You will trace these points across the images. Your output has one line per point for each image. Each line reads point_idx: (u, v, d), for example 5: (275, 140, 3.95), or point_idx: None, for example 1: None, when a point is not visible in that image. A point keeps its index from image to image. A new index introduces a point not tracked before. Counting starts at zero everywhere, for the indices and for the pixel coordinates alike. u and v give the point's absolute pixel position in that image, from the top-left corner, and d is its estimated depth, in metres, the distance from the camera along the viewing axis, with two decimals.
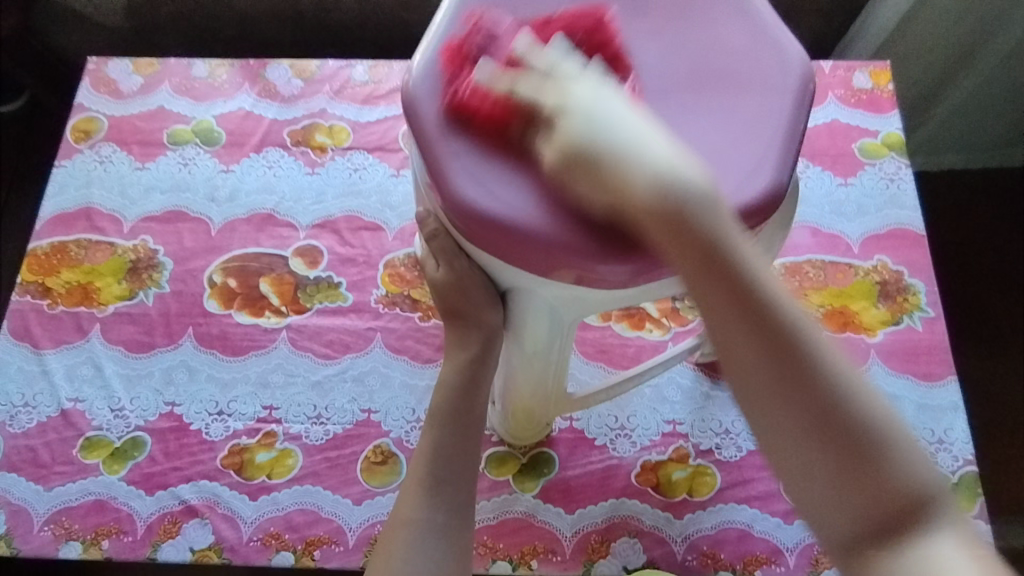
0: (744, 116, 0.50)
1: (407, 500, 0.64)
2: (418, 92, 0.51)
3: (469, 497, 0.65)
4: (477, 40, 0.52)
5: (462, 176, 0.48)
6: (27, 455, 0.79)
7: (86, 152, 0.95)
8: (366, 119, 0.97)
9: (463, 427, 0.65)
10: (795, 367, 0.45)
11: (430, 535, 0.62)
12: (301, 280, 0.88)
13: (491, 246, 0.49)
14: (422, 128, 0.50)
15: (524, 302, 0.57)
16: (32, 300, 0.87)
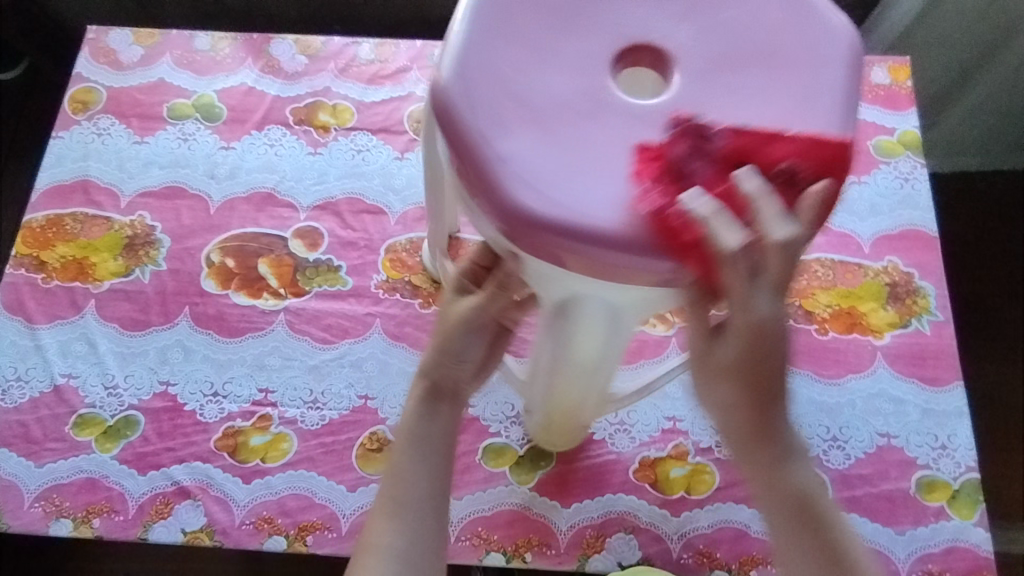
0: (789, 98, 0.50)
1: (373, 524, 0.56)
2: (449, 89, 0.48)
3: (444, 522, 0.57)
4: (504, 37, 0.50)
5: (511, 179, 0.47)
6: (18, 431, 0.78)
7: (84, 123, 0.93)
8: (371, 99, 0.95)
9: (442, 447, 0.60)
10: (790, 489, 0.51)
11: (395, 565, 0.54)
12: (300, 262, 0.86)
13: (546, 250, 0.47)
14: (459, 129, 0.48)
15: (581, 312, 0.54)
16: (26, 274, 0.85)
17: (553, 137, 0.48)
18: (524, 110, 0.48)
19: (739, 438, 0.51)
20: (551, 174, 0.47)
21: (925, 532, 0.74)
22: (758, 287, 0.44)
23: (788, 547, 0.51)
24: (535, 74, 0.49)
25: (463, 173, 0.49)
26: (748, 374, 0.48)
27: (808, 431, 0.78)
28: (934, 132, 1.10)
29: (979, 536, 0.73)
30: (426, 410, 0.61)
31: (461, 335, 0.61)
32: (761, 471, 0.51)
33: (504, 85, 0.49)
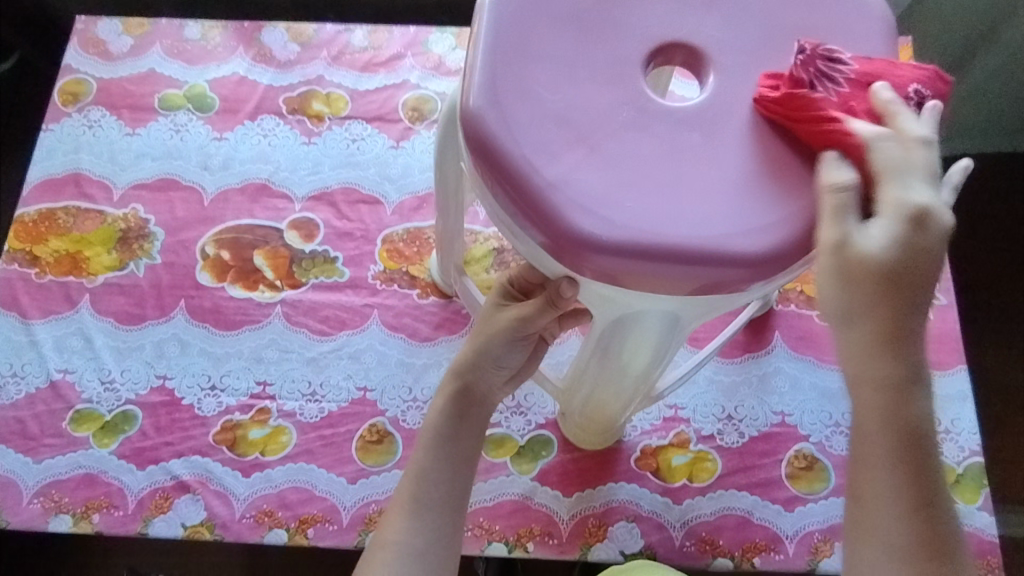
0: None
1: (389, 520, 0.57)
2: (485, 120, 0.47)
3: (461, 523, 0.58)
4: (527, 51, 0.48)
5: (566, 206, 0.45)
6: (15, 427, 0.78)
7: (74, 115, 0.92)
8: (365, 88, 0.93)
9: (467, 451, 0.60)
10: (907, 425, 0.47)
11: (410, 565, 0.55)
12: (296, 253, 0.86)
13: (615, 273, 0.46)
14: (503, 161, 0.46)
15: (637, 323, 0.54)
16: (20, 269, 0.84)
17: (599, 154, 0.46)
18: (565, 131, 0.47)
19: (863, 342, 0.46)
20: (606, 194, 0.45)
21: None
22: (909, 176, 0.44)
23: (882, 478, 0.48)
24: (567, 90, 0.48)
25: (513, 206, 0.47)
26: (894, 278, 0.44)
27: (811, 417, 0.77)
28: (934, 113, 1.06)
29: (983, 520, 0.73)
30: (455, 414, 0.60)
31: (500, 347, 0.59)
32: (880, 399, 0.47)
33: (538, 106, 0.47)
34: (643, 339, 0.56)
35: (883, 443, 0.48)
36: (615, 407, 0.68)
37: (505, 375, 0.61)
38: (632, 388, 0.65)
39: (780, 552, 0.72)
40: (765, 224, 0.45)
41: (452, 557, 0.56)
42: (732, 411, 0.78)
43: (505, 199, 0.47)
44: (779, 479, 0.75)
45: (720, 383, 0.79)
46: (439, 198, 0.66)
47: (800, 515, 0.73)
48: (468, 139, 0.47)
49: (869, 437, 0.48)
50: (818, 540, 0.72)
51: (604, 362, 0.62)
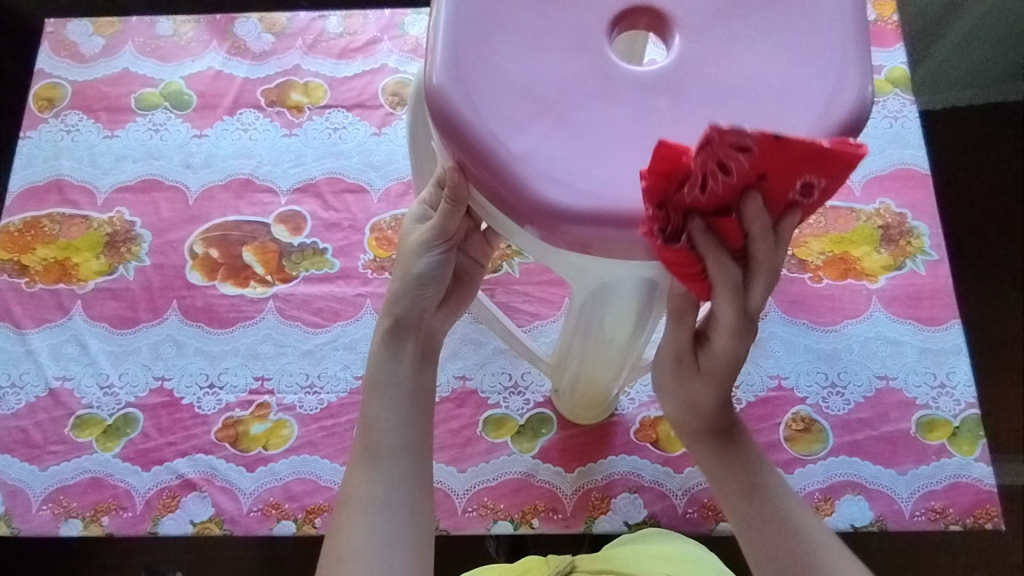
0: (801, 35, 0.48)
1: (349, 478, 0.56)
2: (448, 97, 0.46)
3: (425, 463, 0.57)
4: (488, 26, 0.48)
5: (533, 178, 0.45)
6: (18, 436, 0.78)
7: (51, 121, 0.91)
8: (343, 75, 0.92)
9: (413, 388, 0.58)
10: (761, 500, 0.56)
11: (377, 514, 0.53)
12: (285, 247, 0.85)
13: (587, 241, 0.45)
14: (469, 135, 0.46)
15: (615, 294, 0.53)
16: (9, 279, 0.84)
17: (566, 124, 0.46)
18: (531, 103, 0.46)
19: (702, 454, 0.58)
20: (575, 164, 0.45)
21: (928, 470, 0.74)
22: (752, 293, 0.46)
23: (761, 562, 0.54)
24: (530, 62, 0.47)
25: (482, 182, 0.46)
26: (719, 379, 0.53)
27: (807, 379, 0.78)
28: (922, 69, 1.02)
29: (981, 470, 0.74)
30: (392, 355, 0.59)
31: (421, 261, 0.58)
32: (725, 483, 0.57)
33: (502, 80, 0.47)
34: (626, 310, 0.55)
35: (766, 563, 0.54)
36: (606, 379, 0.68)
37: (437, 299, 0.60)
38: (621, 359, 0.64)
39: None
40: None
41: (423, 497, 0.55)
42: None
43: (473, 173, 0.46)
44: (779, 442, 0.75)
45: None
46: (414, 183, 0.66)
47: (800, 477, 0.74)
48: (433, 118, 0.47)
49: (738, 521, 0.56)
50: (819, 499, 0.73)
51: (588, 333, 0.61)
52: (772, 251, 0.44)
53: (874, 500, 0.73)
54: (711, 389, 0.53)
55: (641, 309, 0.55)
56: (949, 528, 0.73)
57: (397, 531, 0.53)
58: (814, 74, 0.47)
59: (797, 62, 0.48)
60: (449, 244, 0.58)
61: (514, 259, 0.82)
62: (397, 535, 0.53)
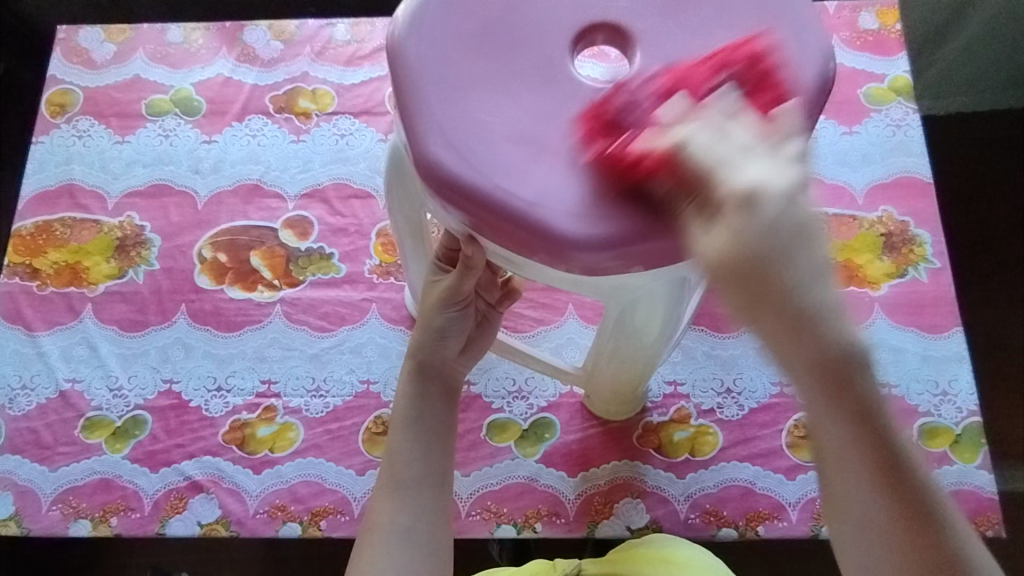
0: (753, 10, 0.49)
1: (376, 505, 0.57)
2: (445, 164, 0.47)
3: (444, 492, 0.58)
4: (453, 70, 0.48)
5: (555, 220, 0.46)
6: (29, 437, 0.79)
7: (63, 126, 0.92)
8: (350, 82, 0.93)
9: (438, 422, 0.60)
10: (869, 441, 0.44)
11: (399, 543, 0.56)
12: (292, 252, 0.86)
13: (623, 263, 0.46)
14: (479, 199, 0.46)
15: (644, 300, 0.53)
16: (21, 282, 0.85)
17: (563, 157, 0.47)
18: (522, 145, 0.47)
19: (808, 395, 0.43)
20: (589, 196, 0.46)
21: None
22: (740, 160, 0.40)
23: (849, 509, 0.46)
24: (506, 104, 0.48)
25: (504, 234, 0.47)
26: (751, 292, 0.39)
27: None
28: (926, 76, 1.00)
29: (982, 478, 0.74)
30: (415, 392, 0.60)
31: (438, 317, 0.59)
32: (837, 422, 0.43)
33: (488, 132, 0.47)
34: (657, 311, 0.55)
35: (850, 524, 0.47)
36: (634, 379, 0.69)
37: (455, 345, 0.60)
38: (649, 358, 0.64)
39: (784, 519, 0.74)
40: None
41: (442, 526, 0.57)
42: (731, 384, 0.79)
43: (493, 231, 0.47)
44: (780, 448, 0.76)
45: (719, 357, 0.80)
46: (399, 241, 0.65)
47: (802, 483, 0.75)
48: (432, 184, 0.47)
49: (835, 469, 0.45)
50: (821, 506, 0.74)
51: (623, 334, 0.60)
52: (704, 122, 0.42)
53: None
54: (782, 316, 0.39)
55: (669, 312, 0.55)
56: None
57: (418, 559, 0.55)
58: (783, 43, 0.48)
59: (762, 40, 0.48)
60: (464, 300, 0.59)
61: None
62: (417, 564, 0.55)
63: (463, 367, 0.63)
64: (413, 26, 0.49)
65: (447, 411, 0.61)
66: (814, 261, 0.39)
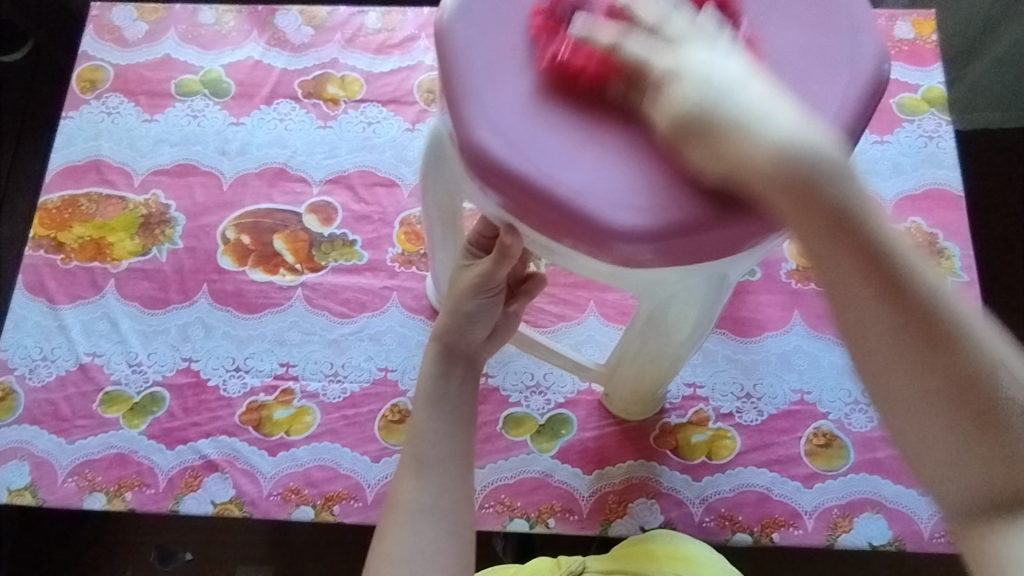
0: (806, 8, 0.49)
1: (399, 483, 0.57)
2: (490, 148, 0.46)
3: (468, 473, 0.58)
4: (501, 57, 0.49)
5: (598, 210, 0.45)
6: (48, 409, 0.80)
7: (93, 102, 0.93)
8: (380, 70, 0.93)
9: (462, 404, 0.60)
10: (849, 225, 0.41)
11: (423, 520, 0.55)
12: (315, 237, 0.86)
13: (664, 256, 0.46)
14: (521, 184, 0.46)
15: (679, 298, 0.53)
16: (45, 255, 0.86)
17: (608, 146, 0.46)
18: (568, 132, 0.47)
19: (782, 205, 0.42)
20: (633, 186, 0.46)
21: None
22: (686, 43, 0.44)
23: (864, 332, 0.43)
24: (552, 90, 0.48)
25: (546, 221, 0.46)
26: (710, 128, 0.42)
27: (829, 395, 0.78)
28: (957, 89, 1.00)
29: None
30: (443, 374, 0.60)
31: (470, 303, 0.59)
32: (806, 213, 0.41)
33: (532, 117, 0.47)
34: (689, 310, 0.55)
35: (873, 350, 0.43)
36: (654, 380, 0.69)
37: (483, 331, 0.60)
38: (674, 358, 0.64)
39: (799, 527, 0.73)
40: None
41: (464, 506, 0.56)
42: (751, 389, 0.78)
43: (535, 219, 0.47)
44: (799, 455, 0.75)
45: (741, 362, 0.79)
46: (427, 228, 0.66)
47: (819, 491, 0.74)
48: (475, 168, 0.47)
49: (837, 281, 0.43)
50: (837, 515, 0.73)
51: (649, 334, 0.60)
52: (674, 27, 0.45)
53: (893, 519, 0.73)
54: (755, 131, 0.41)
55: (700, 311, 0.55)
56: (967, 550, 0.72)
57: (441, 536, 0.55)
58: (837, 40, 0.48)
59: (812, 36, 0.49)
60: (497, 288, 0.59)
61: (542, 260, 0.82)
62: (440, 543, 0.55)
63: (488, 351, 0.63)
64: (463, 13, 0.50)
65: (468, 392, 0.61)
66: (758, 84, 0.43)
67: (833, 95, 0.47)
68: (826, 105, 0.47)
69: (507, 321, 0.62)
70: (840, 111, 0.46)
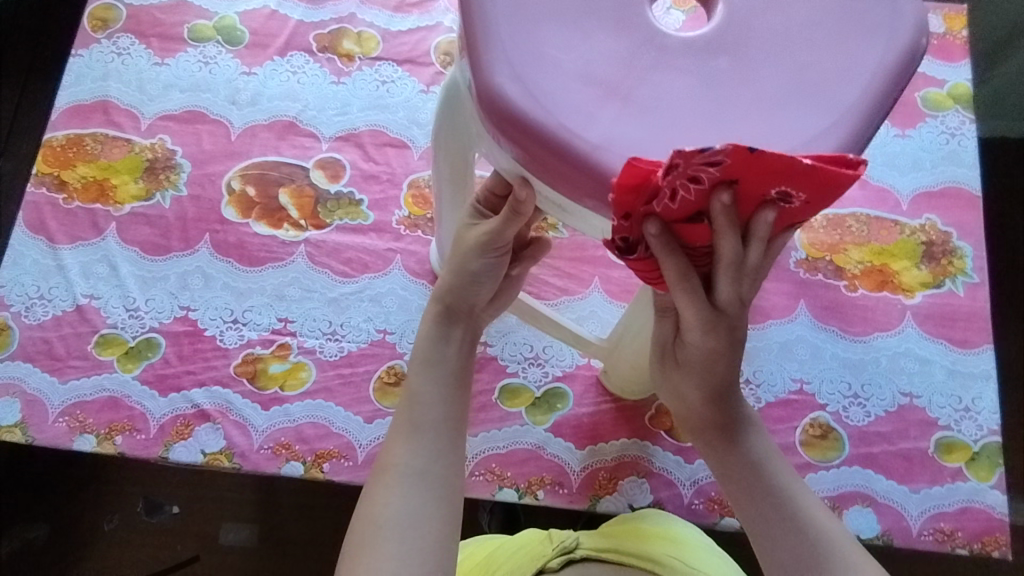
0: None
1: (389, 447, 0.55)
2: (511, 97, 0.45)
3: (459, 442, 0.56)
4: (529, 6, 0.47)
5: (618, 164, 0.44)
6: (42, 347, 0.79)
7: (103, 42, 0.91)
8: (397, 28, 0.91)
9: (459, 369, 0.59)
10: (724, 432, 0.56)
11: (413, 484, 0.53)
12: (321, 194, 0.85)
13: None
14: (542, 135, 0.45)
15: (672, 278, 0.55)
16: (47, 193, 0.84)
17: (633, 103, 0.45)
18: (593, 87, 0.45)
19: (685, 399, 0.56)
20: (655, 143, 0.44)
21: (941, 492, 0.73)
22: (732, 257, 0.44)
23: (736, 495, 0.55)
24: (579, 45, 0.46)
25: (563, 177, 0.45)
26: (695, 370, 0.54)
27: (829, 387, 0.77)
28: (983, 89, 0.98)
29: (995, 498, 0.73)
30: (440, 335, 0.60)
31: (476, 263, 0.59)
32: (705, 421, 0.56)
33: (556, 68, 0.46)
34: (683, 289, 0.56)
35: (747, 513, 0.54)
36: None
37: (487, 293, 0.61)
38: None
39: None
40: (825, 127, 0.45)
41: (457, 472, 0.54)
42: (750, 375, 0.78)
43: (550, 172, 0.46)
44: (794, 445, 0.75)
45: None
46: (436, 189, 0.65)
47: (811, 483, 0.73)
48: (494, 117, 0.46)
49: (715, 463, 0.57)
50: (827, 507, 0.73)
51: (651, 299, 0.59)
52: (732, 237, 0.43)
53: (883, 514, 0.73)
54: (687, 379, 0.55)
55: None
56: (954, 551, 0.72)
57: (432, 501, 0.52)
58: (874, 14, 0.48)
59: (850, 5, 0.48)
60: (503, 249, 0.59)
61: (550, 232, 0.81)
62: (431, 507, 0.52)
63: (488, 318, 0.63)
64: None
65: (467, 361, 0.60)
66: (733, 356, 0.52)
67: (864, 68, 0.46)
68: (860, 74, 0.46)
69: (509, 284, 0.63)
70: (870, 84, 0.46)
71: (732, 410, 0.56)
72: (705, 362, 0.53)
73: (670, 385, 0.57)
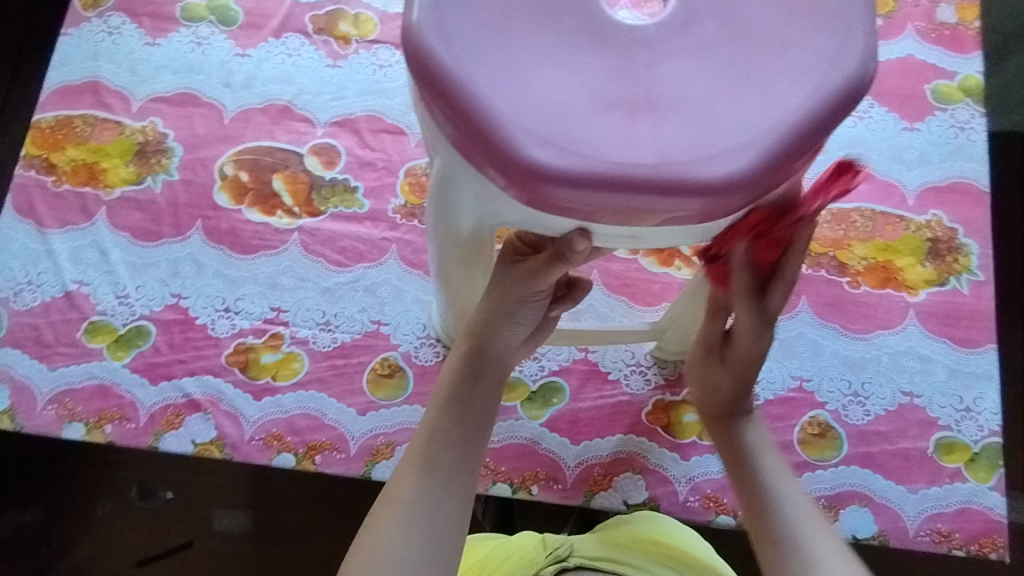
0: None
1: (398, 482, 0.54)
2: (552, 165, 0.42)
3: (471, 487, 0.54)
4: (502, 57, 0.43)
5: (688, 170, 0.42)
6: (30, 333, 0.78)
7: (93, 20, 0.88)
8: (396, 11, 0.89)
9: (480, 410, 0.57)
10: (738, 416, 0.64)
11: (415, 526, 0.51)
12: (316, 180, 0.83)
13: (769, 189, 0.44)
14: (605, 182, 0.42)
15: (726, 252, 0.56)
16: (36, 175, 0.83)
17: (658, 107, 0.43)
18: (612, 108, 0.43)
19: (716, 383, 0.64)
20: (706, 135, 0.43)
21: (939, 492, 0.73)
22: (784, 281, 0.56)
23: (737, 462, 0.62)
24: (571, 77, 0.43)
25: (645, 211, 0.43)
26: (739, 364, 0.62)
27: (829, 384, 0.76)
28: None
29: (994, 499, 0.73)
30: (470, 374, 0.58)
31: (516, 307, 0.57)
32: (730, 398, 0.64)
33: (564, 115, 0.43)
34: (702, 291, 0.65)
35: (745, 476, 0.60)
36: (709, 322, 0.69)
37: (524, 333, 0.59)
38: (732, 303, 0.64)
39: None
40: (843, 41, 0.45)
41: (462, 519, 0.52)
42: None
43: (630, 216, 0.43)
44: (792, 443, 0.74)
45: None
46: (441, 268, 0.59)
47: (807, 481, 0.73)
48: (546, 188, 0.42)
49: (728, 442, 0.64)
50: (824, 506, 0.72)
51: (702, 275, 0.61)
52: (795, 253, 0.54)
53: (880, 514, 0.72)
54: (727, 376, 0.63)
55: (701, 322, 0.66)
56: (951, 552, 0.71)
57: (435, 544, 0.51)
58: None
59: None
60: (545, 293, 0.57)
61: None
62: (428, 549, 0.50)
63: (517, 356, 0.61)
64: (436, 30, 0.43)
65: (489, 403, 0.58)
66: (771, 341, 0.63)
67: None
68: None
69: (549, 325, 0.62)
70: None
71: (747, 402, 0.64)
72: (745, 362, 0.61)
73: (703, 378, 0.65)
